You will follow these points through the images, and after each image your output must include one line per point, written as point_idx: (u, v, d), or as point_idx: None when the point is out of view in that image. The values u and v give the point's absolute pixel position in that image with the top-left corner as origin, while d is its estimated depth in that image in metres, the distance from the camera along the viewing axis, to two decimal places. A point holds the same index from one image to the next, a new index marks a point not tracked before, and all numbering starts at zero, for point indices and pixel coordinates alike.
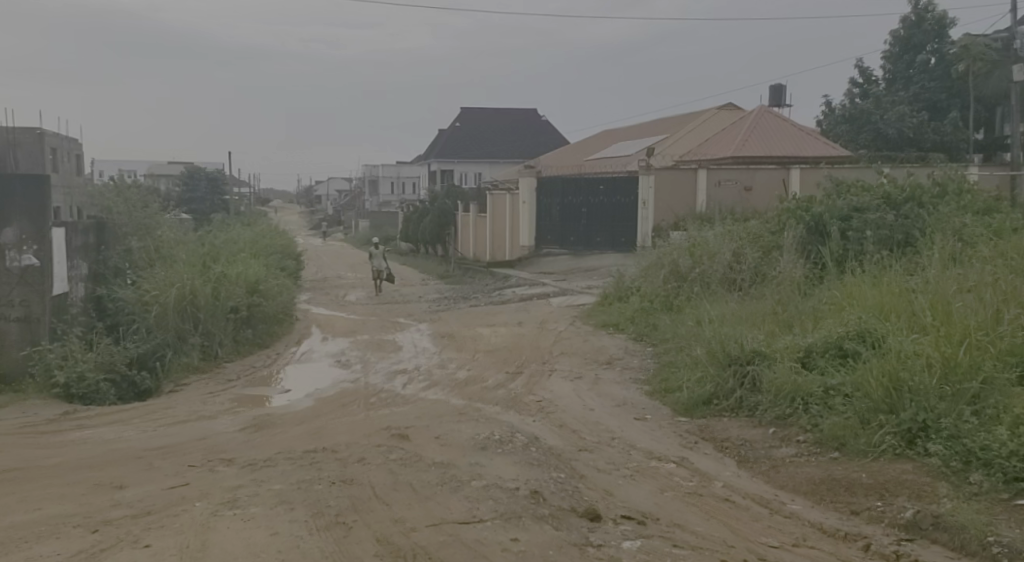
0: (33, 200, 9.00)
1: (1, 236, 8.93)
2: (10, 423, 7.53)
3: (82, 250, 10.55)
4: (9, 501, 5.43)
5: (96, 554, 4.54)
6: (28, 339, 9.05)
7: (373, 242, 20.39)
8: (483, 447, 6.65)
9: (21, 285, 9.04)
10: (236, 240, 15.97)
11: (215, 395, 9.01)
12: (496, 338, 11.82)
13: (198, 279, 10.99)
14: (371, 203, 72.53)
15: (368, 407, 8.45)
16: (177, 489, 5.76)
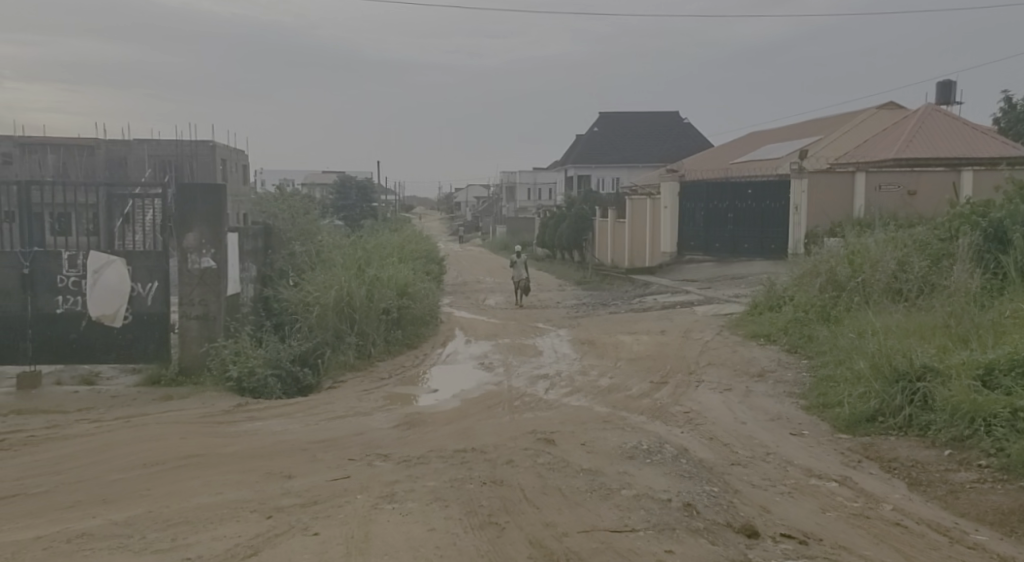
0: (212, 207, 9.78)
1: (185, 240, 9.77)
2: (192, 412, 8.21)
3: (251, 254, 11.42)
4: (194, 484, 5.92)
5: (272, 539, 4.87)
6: (206, 336, 9.82)
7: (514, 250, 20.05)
8: (631, 456, 6.59)
9: (200, 285, 9.80)
10: (385, 245, 16.70)
11: (369, 392, 9.43)
12: (639, 346, 11.69)
13: (354, 281, 11.53)
14: (509, 210, 73.92)
15: (513, 410, 8.58)
16: (339, 481, 6.08)
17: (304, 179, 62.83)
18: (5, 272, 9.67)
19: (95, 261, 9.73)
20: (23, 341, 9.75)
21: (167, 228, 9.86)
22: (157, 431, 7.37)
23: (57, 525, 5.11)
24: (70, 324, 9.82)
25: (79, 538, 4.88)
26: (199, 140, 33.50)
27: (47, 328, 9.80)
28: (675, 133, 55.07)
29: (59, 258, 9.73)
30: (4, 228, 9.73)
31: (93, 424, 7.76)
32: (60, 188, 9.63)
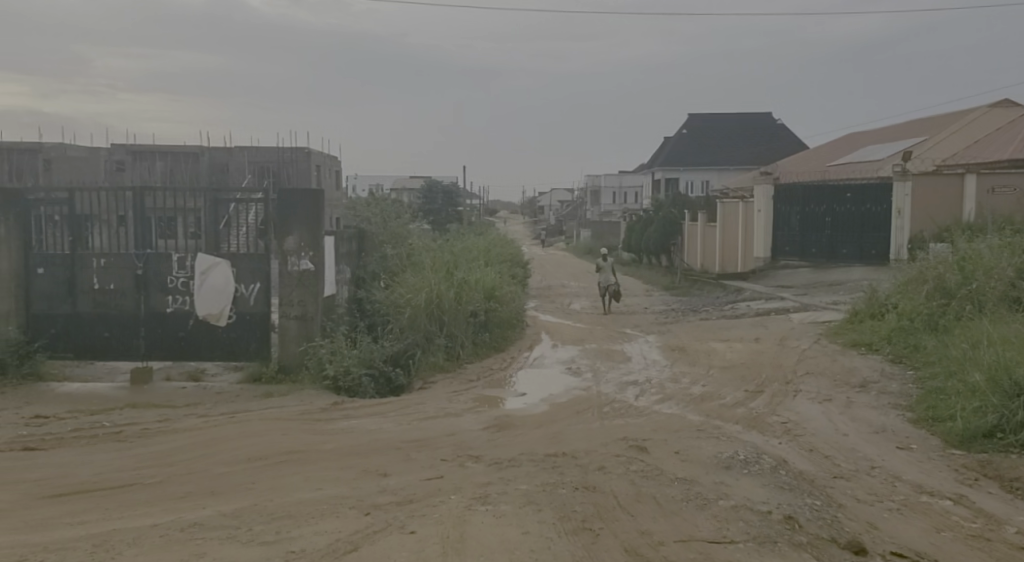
0: (310, 211, 10.07)
1: (285, 243, 10.09)
2: (291, 410, 8.48)
3: (346, 257, 11.73)
4: (296, 479, 6.11)
5: (370, 536, 4.97)
6: (304, 336, 10.11)
7: (602, 254, 19.57)
8: (727, 466, 6.43)
9: (299, 287, 10.09)
10: (471, 248, 16.86)
11: (458, 394, 9.54)
12: (732, 354, 11.42)
13: (443, 283, 11.66)
14: (594, 213, 73.60)
15: (603, 416, 8.51)
16: (432, 481, 6.15)
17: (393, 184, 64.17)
18: (122, 273, 10.31)
19: (202, 263, 10.17)
20: (137, 338, 10.33)
21: (266, 231, 10.23)
22: (260, 427, 7.65)
23: (171, 514, 5.36)
24: (179, 322, 10.32)
25: (191, 527, 5.10)
26: (295, 148, 34.68)
27: (158, 326, 10.33)
28: (767, 133, 53.69)
29: (169, 260, 10.26)
30: (118, 231, 10.34)
31: (200, 418, 8.12)
32: (168, 193, 10.15)
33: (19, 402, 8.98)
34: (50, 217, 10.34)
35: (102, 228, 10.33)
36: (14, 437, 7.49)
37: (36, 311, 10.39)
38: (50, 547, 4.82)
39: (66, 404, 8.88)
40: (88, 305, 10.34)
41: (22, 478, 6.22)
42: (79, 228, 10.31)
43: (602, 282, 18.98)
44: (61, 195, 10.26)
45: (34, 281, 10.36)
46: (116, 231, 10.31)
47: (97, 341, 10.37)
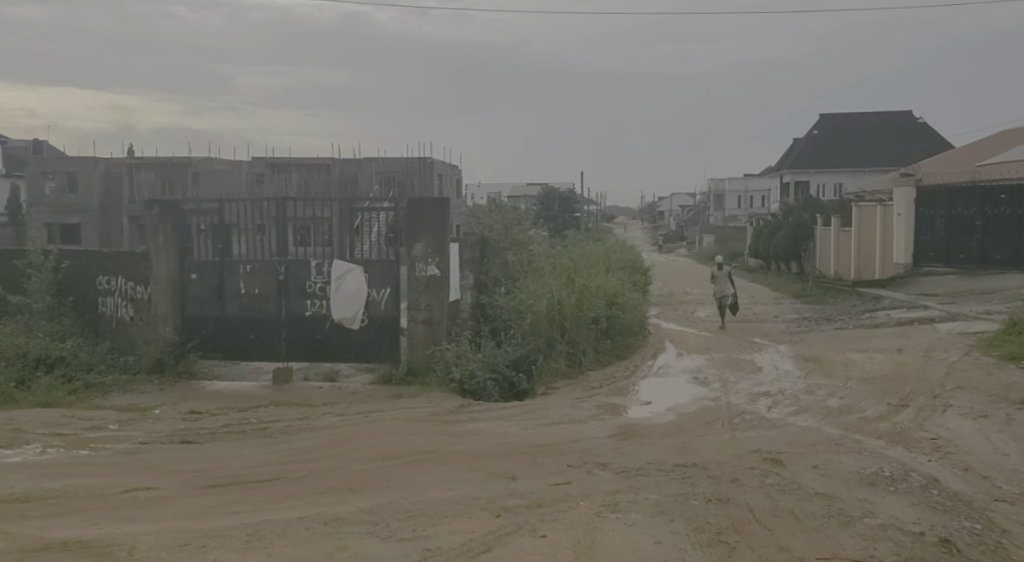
0: (436, 220, 10.24)
1: (413, 250, 10.32)
2: (420, 411, 8.70)
3: (469, 262, 11.93)
4: (428, 479, 6.26)
5: (503, 538, 5.02)
6: (430, 339, 10.32)
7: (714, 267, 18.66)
8: (872, 483, 6.08)
9: (426, 292, 10.31)
10: (592, 255, 16.81)
11: (582, 401, 9.49)
12: (872, 365, 10.82)
13: (564, 289, 11.61)
14: (717, 218, 71.82)
15: (733, 427, 8.25)
16: (561, 486, 6.14)
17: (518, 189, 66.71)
18: (264, 279, 10.93)
19: (337, 269, 10.62)
20: (278, 340, 10.91)
21: (395, 239, 10.55)
22: (392, 426, 7.89)
23: (314, 508, 5.61)
24: (316, 325, 10.81)
25: (333, 521, 5.32)
26: (420, 158, 35.75)
27: (298, 329, 10.87)
28: (907, 131, 50.78)
29: (308, 266, 10.78)
30: (260, 239, 10.98)
31: (336, 417, 8.46)
32: (305, 202, 10.68)
33: (175, 398, 9.68)
34: (200, 226, 11.13)
35: (245, 237, 11.00)
36: (173, 431, 8.08)
37: (190, 314, 11.15)
38: (209, 534, 5.15)
39: (217, 401, 9.47)
40: (235, 308, 11.01)
41: (182, 469, 6.68)
42: (226, 237, 11.03)
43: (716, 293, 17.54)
44: (210, 206, 11.03)
45: (188, 286, 11.14)
46: (257, 239, 10.96)
47: (243, 342, 11.01)
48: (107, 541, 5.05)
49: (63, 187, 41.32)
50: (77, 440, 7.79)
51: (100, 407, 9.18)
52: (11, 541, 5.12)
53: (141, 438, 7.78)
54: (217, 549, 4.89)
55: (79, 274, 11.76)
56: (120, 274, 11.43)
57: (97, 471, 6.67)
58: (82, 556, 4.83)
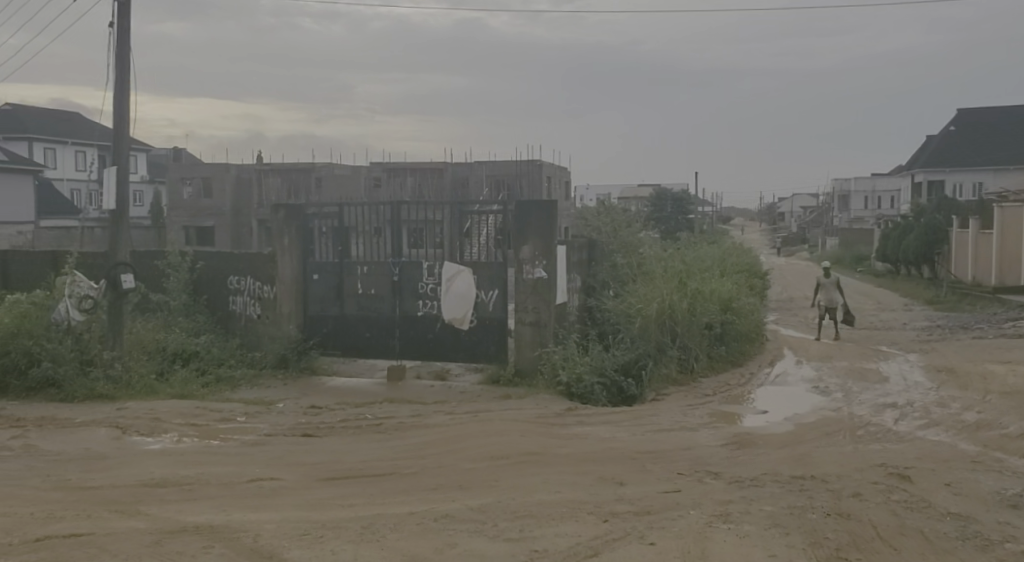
0: (544, 221, 10.22)
1: (521, 252, 10.34)
2: (529, 413, 8.74)
3: (577, 265, 11.90)
4: (536, 480, 6.28)
5: (610, 544, 4.97)
6: (538, 342, 10.33)
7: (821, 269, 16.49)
8: (1012, 505, 5.64)
9: (534, 295, 10.33)
10: (706, 258, 16.41)
11: (694, 408, 9.27)
12: (1015, 378, 10.03)
13: (676, 293, 11.40)
14: (841, 221, 68.67)
15: (856, 440, 7.85)
16: (670, 494, 6.02)
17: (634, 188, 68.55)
18: (380, 280, 11.29)
19: (448, 271, 10.84)
20: (392, 339, 11.25)
21: (504, 241, 10.62)
22: (501, 427, 7.97)
23: (425, 504, 5.73)
24: (427, 325, 11.07)
25: (443, 518, 5.42)
26: (530, 160, 36.07)
27: (411, 329, 11.16)
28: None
29: (420, 268, 11.06)
30: (376, 241, 11.34)
31: (447, 416, 8.62)
32: (418, 206, 10.93)
33: (297, 393, 10.14)
34: (321, 229, 11.63)
35: (362, 239, 11.40)
36: (295, 424, 8.46)
37: (311, 313, 11.68)
38: (327, 525, 5.36)
39: (334, 397, 9.86)
40: (352, 307, 11.44)
41: (303, 461, 6.98)
42: (345, 239, 11.47)
43: (823, 299, 16.11)
44: (330, 210, 11.49)
45: (310, 286, 11.67)
46: (373, 241, 11.34)
47: (359, 340, 11.43)
48: (234, 527, 5.34)
49: (199, 192, 44.24)
50: (209, 431, 8.29)
51: (229, 400, 9.74)
52: (150, 522, 5.50)
53: (266, 431, 8.20)
54: (334, 539, 5.08)
55: (212, 274, 12.51)
56: (249, 274, 12.09)
57: (225, 460, 7.07)
58: (212, 540, 5.13)
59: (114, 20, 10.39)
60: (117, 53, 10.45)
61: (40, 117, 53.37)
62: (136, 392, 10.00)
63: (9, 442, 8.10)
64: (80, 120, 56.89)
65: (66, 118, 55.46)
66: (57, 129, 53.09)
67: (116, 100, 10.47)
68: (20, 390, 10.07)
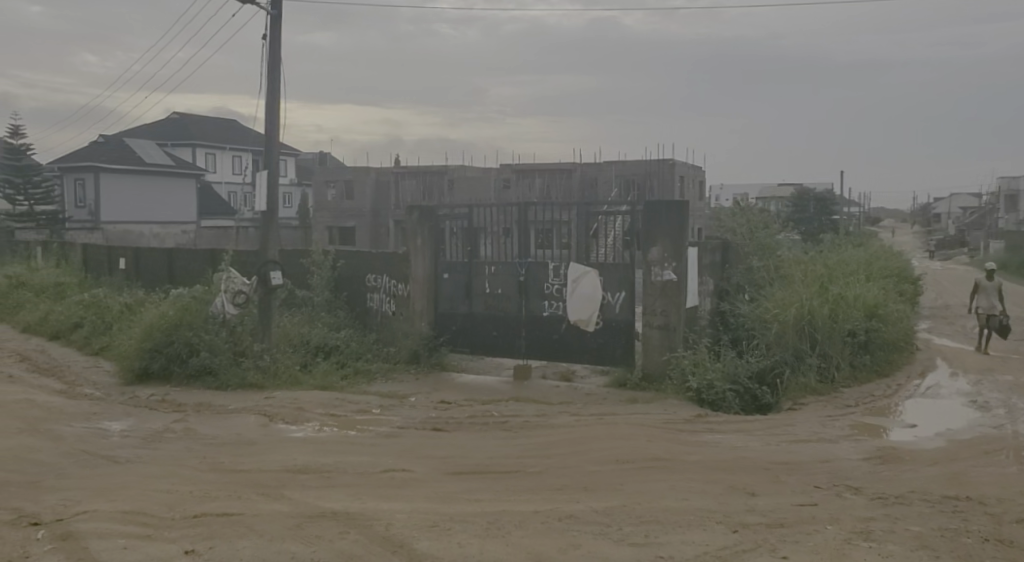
0: (674, 223, 9.99)
1: (650, 254, 10.16)
2: (656, 418, 8.58)
3: (710, 268, 11.59)
4: (662, 486, 6.16)
5: (739, 555, 4.80)
6: (667, 346, 10.11)
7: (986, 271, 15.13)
8: None
9: (662, 297, 10.12)
10: (850, 261, 15.54)
11: (834, 419, 8.79)
12: None
13: (816, 299, 10.85)
14: (1007, 222, 63.22)
15: (1019, 461, 7.19)
16: (806, 507, 5.74)
17: (773, 186, 67.58)
18: (507, 280, 11.45)
19: (574, 271, 10.80)
20: (519, 338, 11.36)
21: (632, 242, 10.47)
22: (628, 430, 7.87)
23: (550, 504, 5.75)
24: (554, 325, 11.09)
25: (567, 519, 5.42)
26: (661, 160, 35.49)
27: (537, 329, 11.23)
28: None
29: (547, 268, 11.11)
30: (504, 242, 11.50)
31: (573, 416, 8.62)
32: (546, 207, 10.99)
33: (428, 388, 10.44)
34: (452, 230, 11.93)
35: (491, 240, 11.58)
36: (425, 418, 8.71)
37: (442, 311, 12.00)
38: (454, 518, 5.48)
39: (463, 393, 10.07)
40: (481, 306, 11.66)
41: (433, 454, 7.18)
42: (475, 239, 11.72)
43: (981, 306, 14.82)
44: (461, 211, 11.75)
45: (441, 285, 12.01)
46: (502, 241, 11.50)
47: (487, 339, 11.62)
48: (368, 515, 5.56)
49: (342, 194, 46.47)
50: (346, 421, 8.68)
51: (365, 393, 10.16)
52: (292, 506, 5.82)
53: (399, 423, 8.50)
54: (460, 533, 5.19)
55: (351, 272, 13.10)
56: (385, 272, 12.57)
57: (361, 451, 7.38)
58: (347, 526, 5.37)
59: (267, 32, 11.09)
60: (269, 63, 11.14)
61: (203, 125, 57.73)
62: (281, 382, 10.62)
63: (172, 424, 8.82)
64: (237, 127, 61.10)
65: (225, 126, 59.66)
66: (217, 136, 57.24)
67: (267, 109, 11.16)
68: (182, 377, 10.94)
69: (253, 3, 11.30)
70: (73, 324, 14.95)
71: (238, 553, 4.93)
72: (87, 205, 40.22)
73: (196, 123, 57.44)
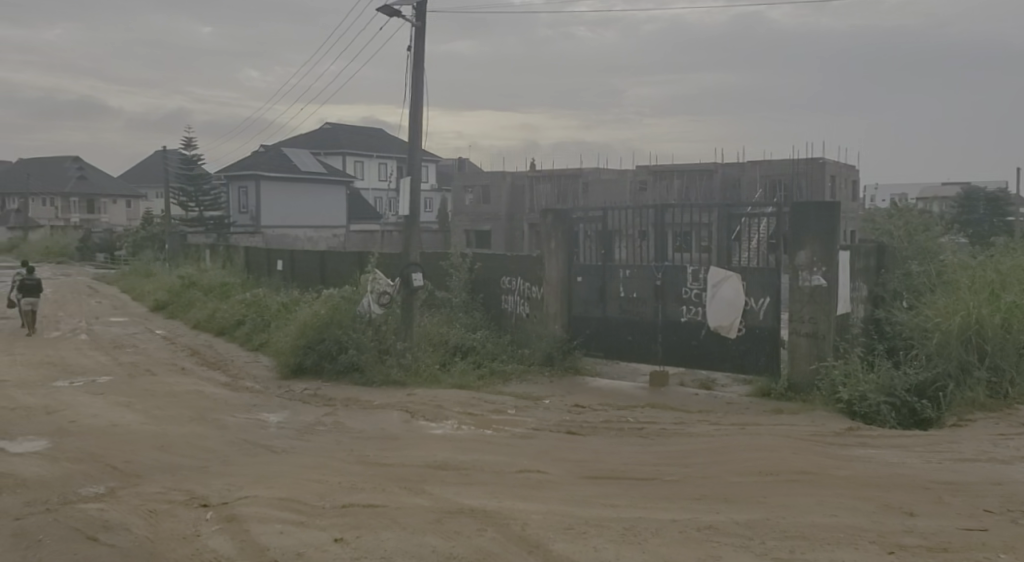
0: (824, 225, 9.51)
1: (797, 258, 9.74)
2: (802, 429, 8.22)
3: (863, 273, 10.95)
4: (809, 500, 5.89)
5: None
6: (815, 354, 9.64)
7: None
8: None
9: (810, 303, 9.66)
10: None
11: (1007, 437, 8.07)
12: None
13: (985, 306, 9.99)
14: None
15: None
16: (972, 532, 5.32)
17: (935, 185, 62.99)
18: (643, 283, 11.30)
19: (715, 276, 10.50)
20: (655, 343, 11.20)
21: (777, 245, 10.05)
22: (772, 442, 7.58)
23: (689, 513, 5.63)
24: (693, 331, 10.83)
25: (707, 529, 5.30)
26: (809, 160, 33.96)
27: (674, 334, 11.02)
28: None
29: (685, 273, 10.88)
30: (641, 245, 11.38)
31: (712, 426, 8.40)
32: (685, 209, 10.78)
33: (563, 391, 10.49)
34: (587, 233, 11.95)
35: (628, 243, 11.50)
36: (560, 421, 8.75)
37: (577, 314, 12.03)
38: (590, 522, 5.48)
39: (598, 398, 10.05)
40: (616, 311, 11.58)
41: (568, 457, 7.21)
42: (610, 243, 11.66)
43: None
44: (596, 214, 11.73)
45: (576, 288, 12.04)
46: (639, 245, 11.39)
47: (623, 343, 11.54)
48: (505, 514, 5.65)
49: (480, 198, 47.65)
50: (483, 420, 8.87)
51: (501, 393, 10.33)
52: (432, 501, 6.01)
53: (534, 425, 8.59)
54: (597, 537, 5.18)
55: (488, 274, 13.39)
56: (521, 275, 12.74)
57: (498, 450, 7.52)
58: (485, 524, 5.48)
59: (411, 43, 11.54)
60: (412, 73, 11.56)
61: (352, 134, 60.66)
62: (421, 381, 10.98)
63: (323, 418, 9.33)
64: (383, 135, 63.84)
65: (372, 134, 62.39)
66: (365, 144, 60.02)
67: (410, 117, 11.59)
68: (332, 373, 11.54)
69: (398, 17, 11.78)
70: (236, 321, 16.13)
71: (382, 544, 5.14)
72: (249, 210, 43.18)
73: (346, 133, 60.55)
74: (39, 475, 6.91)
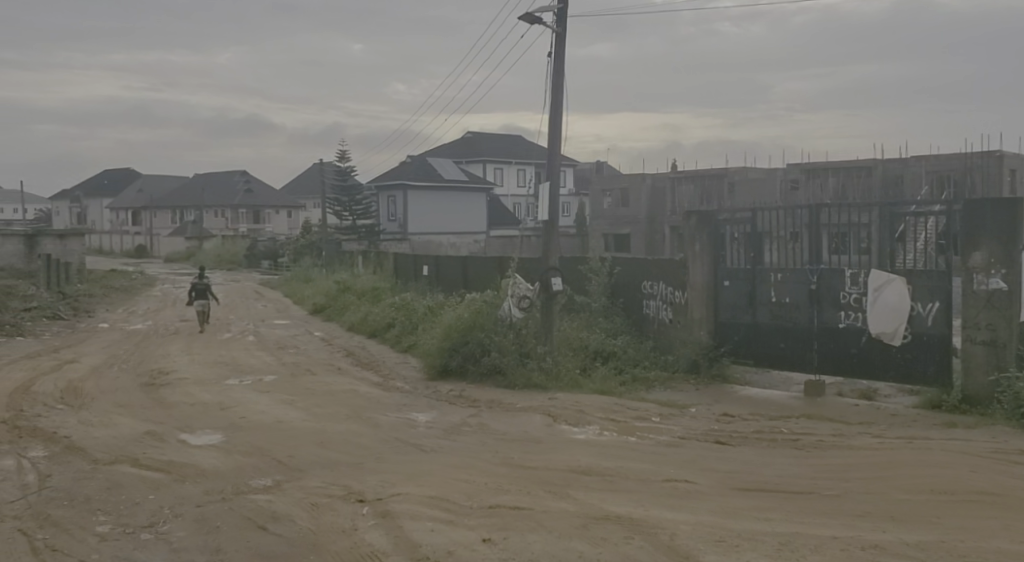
0: (1002, 223, 8.72)
1: (971, 259, 8.98)
2: (980, 446, 7.54)
3: None
4: (992, 524, 5.39)
5: None
6: (994, 364, 8.84)
7: None
8: None
9: (988, 309, 8.87)
10: None
11: None
12: None
13: None
14: None
15: None
16: None
17: None
18: (796, 287, 10.78)
19: (876, 279, 9.85)
20: (810, 350, 10.66)
21: (947, 246, 9.28)
22: (945, 458, 7.00)
23: (852, 531, 5.30)
24: (852, 339, 10.22)
25: (872, 548, 4.96)
26: (983, 153, 31.35)
27: (832, 341, 10.43)
28: None
29: (842, 276, 10.28)
30: (793, 247, 10.86)
31: (875, 439, 7.88)
32: (842, 209, 10.22)
33: (710, 399, 10.18)
34: (734, 235, 11.56)
35: (778, 245, 11.02)
36: (708, 430, 8.50)
37: (724, 320, 11.64)
38: (743, 535, 5.27)
39: (748, 407, 9.67)
40: (767, 316, 11.14)
41: (717, 467, 6.98)
42: (759, 245, 11.23)
43: None
44: (744, 215, 11.33)
45: (722, 292, 11.67)
46: (791, 247, 10.88)
47: (775, 350, 11.06)
48: (654, 523, 5.54)
49: (619, 201, 47.45)
50: (628, 426, 8.76)
51: (644, 399, 10.18)
52: (578, 506, 5.99)
53: (681, 433, 8.38)
54: (751, 551, 4.97)
55: (629, 278, 13.26)
56: (663, 280, 12.50)
57: (643, 457, 7.39)
58: (633, 532, 5.39)
59: (552, 49, 11.60)
60: (553, 80, 11.63)
61: (494, 142, 61.89)
62: (563, 385, 10.98)
63: (469, 418, 9.53)
64: (524, 142, 64.77)
65: (513, 141, 63.44)
66: (506, 152, 61.11)
67: (551, 123, 11.65)
68: (476, 375, 11.79)
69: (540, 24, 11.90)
70: (387, 323, 16.82)
71: (529, 546, 5.18)
72: (398, 218, 45.00)
73: (488, 141, 61.92)
74: (215, 466, 7.49)
